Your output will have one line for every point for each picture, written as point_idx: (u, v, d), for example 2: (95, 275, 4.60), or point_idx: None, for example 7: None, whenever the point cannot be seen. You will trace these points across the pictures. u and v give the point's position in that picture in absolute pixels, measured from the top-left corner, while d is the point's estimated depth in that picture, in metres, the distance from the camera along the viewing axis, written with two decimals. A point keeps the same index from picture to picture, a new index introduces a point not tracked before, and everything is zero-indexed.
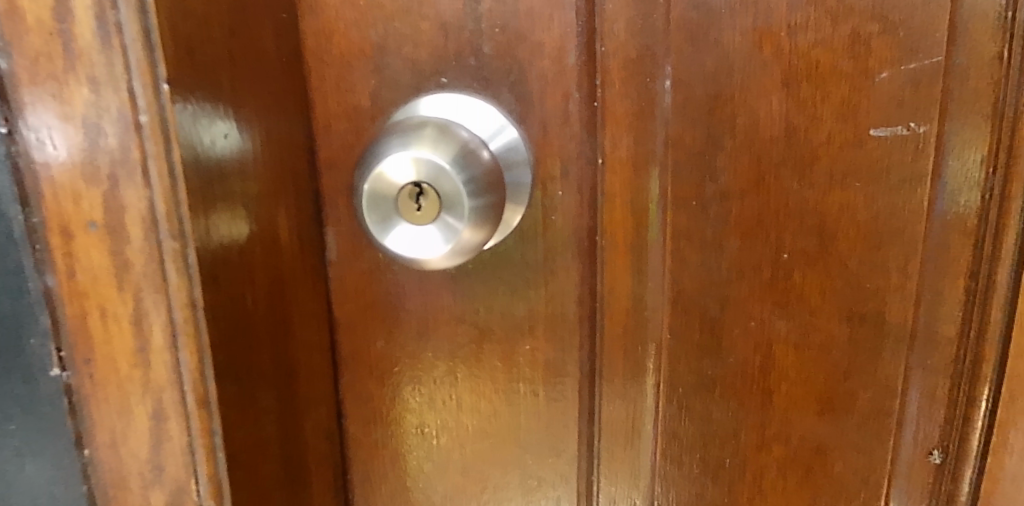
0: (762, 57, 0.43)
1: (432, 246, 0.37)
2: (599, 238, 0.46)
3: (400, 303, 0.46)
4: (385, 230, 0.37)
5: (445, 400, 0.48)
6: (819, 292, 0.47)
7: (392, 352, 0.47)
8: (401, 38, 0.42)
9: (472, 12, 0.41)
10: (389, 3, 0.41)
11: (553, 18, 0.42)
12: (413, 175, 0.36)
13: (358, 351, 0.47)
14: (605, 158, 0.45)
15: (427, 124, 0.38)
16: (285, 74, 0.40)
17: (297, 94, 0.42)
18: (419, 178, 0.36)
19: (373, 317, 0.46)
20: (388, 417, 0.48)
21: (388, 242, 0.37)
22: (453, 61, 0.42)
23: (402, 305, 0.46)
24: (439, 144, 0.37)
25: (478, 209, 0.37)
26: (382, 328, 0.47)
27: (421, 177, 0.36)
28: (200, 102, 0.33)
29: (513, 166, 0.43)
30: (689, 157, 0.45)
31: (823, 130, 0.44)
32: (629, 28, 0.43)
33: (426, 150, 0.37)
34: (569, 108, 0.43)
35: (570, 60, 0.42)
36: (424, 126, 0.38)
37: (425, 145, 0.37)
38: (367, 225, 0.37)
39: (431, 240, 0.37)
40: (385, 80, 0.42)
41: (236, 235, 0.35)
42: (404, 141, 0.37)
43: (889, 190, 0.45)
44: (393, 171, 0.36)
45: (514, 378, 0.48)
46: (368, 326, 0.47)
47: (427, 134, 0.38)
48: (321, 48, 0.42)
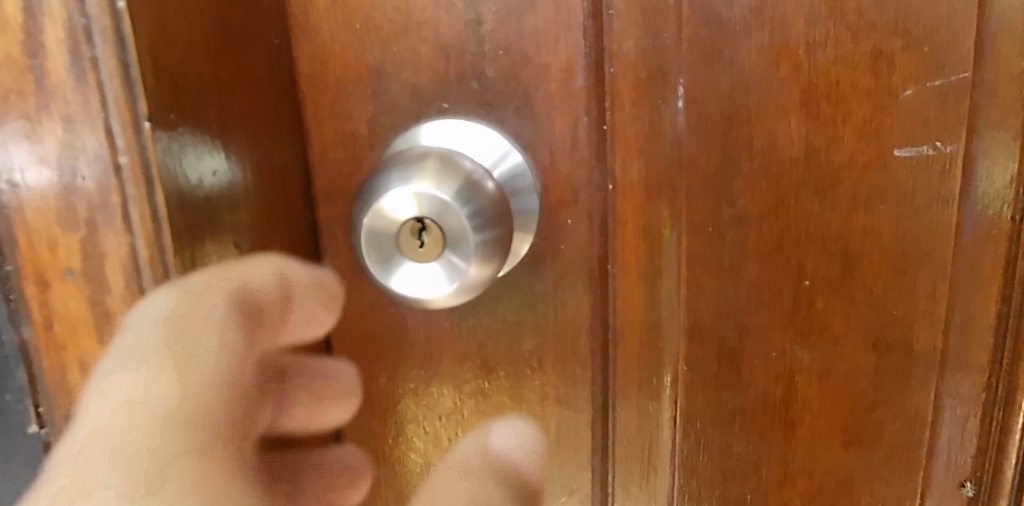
0: (780, 75, 0.41)
1: (436, 285, 0.35)
2: (611, 266, 0.44)
3: (402, 338, 0.44)
4: (386, 270, 0.35)
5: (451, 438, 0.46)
6: (843, 320, 0.45)
7: (395, 388, 0.45)
8: (400, 61, 0.40)
9: (474, 34, 0.39)
10: (386, 26, 0.39)
11: (560, 38, 0.40)
12: (414, 211, 0.34)
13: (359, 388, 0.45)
14: (616, 183, 0.43)
15: (428, 155, 0.36)
16: (278, 102, 0.39)
17: (291, 122, 0.40)
18: (421, 213, 0.34)
19: (374, 353, 0.44)
20: (391, 455, 0.46)
21: (389, 281, 0.35)
22: (456, 86, 0.40)
23: (405, 339, 0.44)
24: (443, 177, 0.35)
25: (485, 244, 0.35)
26: (385, 364, 0.45)
27: (423, 212, 0.34)
28: (185, 137, 0.30)
29: (519, 193, 0.41)
30: (705, 180, 0.43)
31: (845, 150, 0.42)
32: (639, 47, 0.41)
33: (428, 183, 0.35)
34: (579, 133, 0.41)
35: (578, 82, 0.40)
36: (426, 156, 0.36)
37: (427, 179, 0.35)
38: (367, 264, 0.36)
39: (435, 279, 0.35)
40: (384, 105, 0.40)
41: None
42: (406, 173, 0.35)
43: (915, 212, 0.43)
44: (394, 206, 0.35)
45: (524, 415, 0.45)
46: (369, 361, 0.45)
47: (429, 165, 0.36)
48: (317, 73, 0.40)
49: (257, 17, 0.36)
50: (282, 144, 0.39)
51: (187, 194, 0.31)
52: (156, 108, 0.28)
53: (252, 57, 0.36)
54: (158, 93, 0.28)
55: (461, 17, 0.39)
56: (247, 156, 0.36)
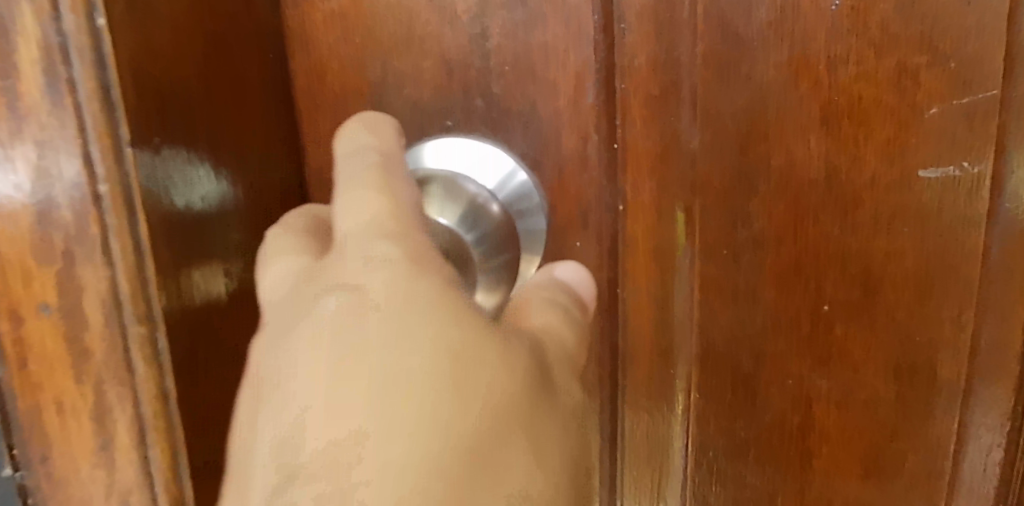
0: (799, 92, 0.39)
1: None
2: (621, 289, 0.42)
3: None
4: None
5: None
6: (864, 347, 0.43)
7: None
8: (403, 77, 0.38)
9: (479, 48, 0.38)
10: (387, 39, 0.38)
11: (570, 53, 0.38)
12: None
13: None
14: (626, 204, 0.41)
15: (434, 180, 0.37)
16: (273, 118, 0.37)
17: (287, 139, 0.39)
18: None
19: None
20: None
21: None
22: (460, 103, 0.38)
23: None
24: (444, 201, 0.36)
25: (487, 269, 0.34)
26: None
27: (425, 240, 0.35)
28: (175, 151, 0.29)
29: (526, 213, 0.39)
30: (720, 200, 0.41)
31: (866, 170, 0.40)
32: (652, 62, 0.39)
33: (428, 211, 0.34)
34: (588, 152, 0.39)
35: (588, 99, 0.38)
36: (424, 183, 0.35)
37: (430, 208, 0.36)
38: None
39: None
40: None
41: (215, 294, 0.32)
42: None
43: (940, 234, 0.41)
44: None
45: None
46: None
47: (433, 193, 0.36)
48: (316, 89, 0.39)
49: (250, 32, 0.35)
50: (279, 164, 0.38)
51: (175, 220, 0.29)
52: (137, 131, 0.26)
53: (245, 75, 0.34)
54: (139, 115, 0.26)
55: (465, 31, 0.37)
56: (240, 178, 0.34)
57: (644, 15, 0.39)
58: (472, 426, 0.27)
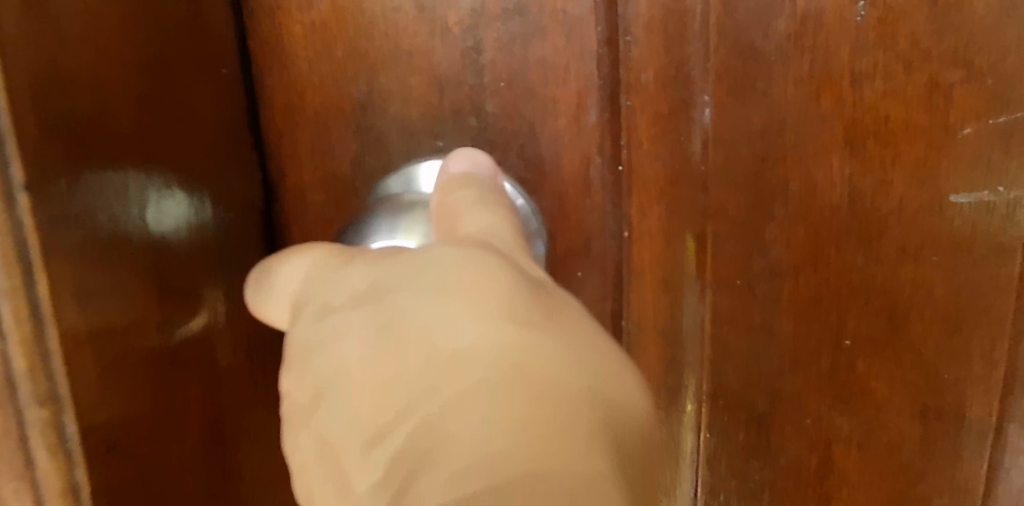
0: (821, 110, 0.36)
1: None
2: (626, 322, 0.39)
3: None
4: None
5: None
6: (888, 385, 0.39)
7: None
8: (389, 94, 0.35)
9: (472, 63, 0.35)
10: (373, 53, 0.35)
11: (571, 68, 0.35)
12: None
13: None
14: (632, 230, 0.38)
15: (416, 204, 0.34)
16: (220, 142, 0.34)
17: (241, 164, 0.36)
18: None
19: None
20: None
21: None
22: (450, 122, 0.35)
23: None
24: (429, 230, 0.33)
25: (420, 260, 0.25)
26: None
27: None
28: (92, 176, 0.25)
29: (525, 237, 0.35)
30: (733, 227, 0.38)
31: (894, 194, 0.37)
32: (660, 77, 0.36)
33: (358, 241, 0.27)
34: (590, 175, 0.36)
35: (590, 118, 0.35)
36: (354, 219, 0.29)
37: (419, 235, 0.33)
38: None
39: None
40: (369, 142, 0.36)
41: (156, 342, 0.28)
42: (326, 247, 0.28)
43: (972, 264, 0.37)
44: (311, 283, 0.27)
45: None
46: None
47: (419, 217, 0.33)
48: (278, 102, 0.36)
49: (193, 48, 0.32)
50: (226, 186, 0.35)
51: (102, 251, 0.25)
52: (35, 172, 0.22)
53: (186, 93, 0.31)
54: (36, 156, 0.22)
55: (458, 44, 0.35)
56: (178, 212, 0.31)
57: (651, 26, 0.36)
58: (515, 334, 0.23)
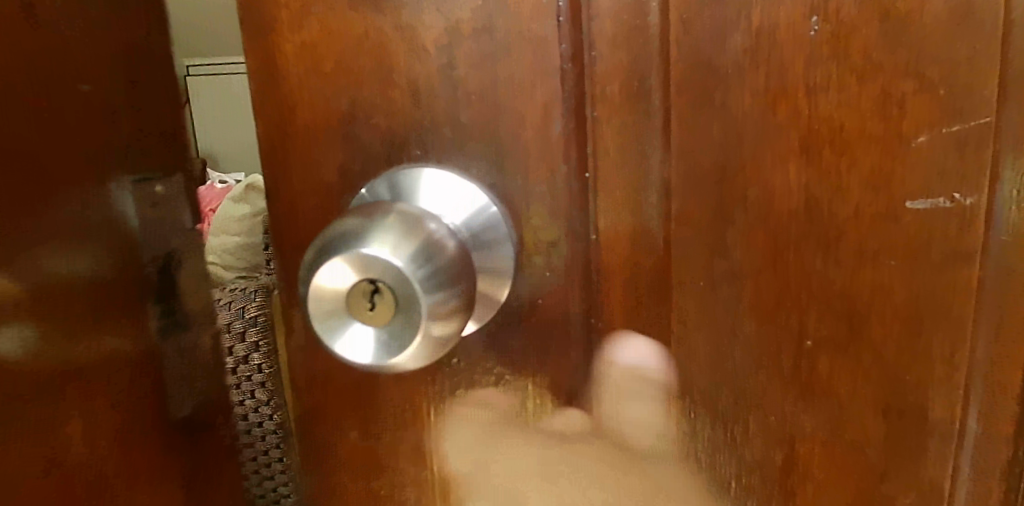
0: (777, 121, 0.38)
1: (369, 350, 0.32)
2: (595, 321, 0.41)
3: (374, 392, 0.42)
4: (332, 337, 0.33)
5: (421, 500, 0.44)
6: (851, 385, 0.41)
7: (372, 446, 0.43)
8: (371, 108, 0.38)
9: (446, 78, 0.38)
10: (356, 70, 0.38)
11: (536, 83, 0.37)
12: (368, 272, 0.32)
13: (327, 444, 0.43)
14: (599, 233, 0.40)
15: (390, 213, 0.35)
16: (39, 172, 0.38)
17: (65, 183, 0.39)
18: (376, 275, 0.32)
19: (344, 408, 0.42)
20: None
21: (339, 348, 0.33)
22: (428, 133, 0.38)
23: (376, 395, 0.42)
24: (401, 240, 0.33)
25: (435, 285, 0.33)
26: (357, 420, 0.42)
27: (379, 276, 0.32)
28: None
29: (493, 245, 0.38)
30: (696, 231, 0.40)
31: (850, 200, 0.39)
32: (624, 90, 0.39)
33: (383, 238, 0.33)
34: (556, 184, 0.39)
35: (556, 128, 0.38)
36: (382, 214, 0.34)
37: (384, 243, 0.33)
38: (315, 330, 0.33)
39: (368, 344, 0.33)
40: (354, 152, 0.39)
41: None
42: (347, 241, 0.33)
43: (932, 269, 0.39)
44: (327, 283, 0.32)
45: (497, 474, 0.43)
46: (338, 415, 0.42)
47: (389, 224, 0.34)
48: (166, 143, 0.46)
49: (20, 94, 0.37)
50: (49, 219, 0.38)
51: None
52: None
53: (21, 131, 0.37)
54: None
55: (432, 62, 0.38)
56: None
57: (614, 43, 0.38)
58: None
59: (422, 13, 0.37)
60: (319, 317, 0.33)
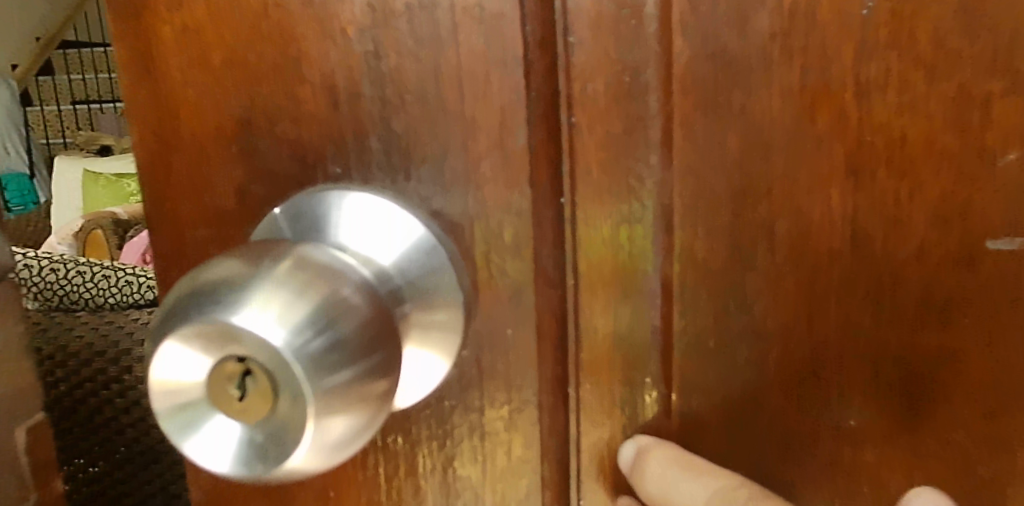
0: (816, 131, 0.29)
1: (243, 452, 0.24)
2: (572, 389, 0.31)
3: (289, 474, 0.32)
4: (197, 428, 0.25)
5: None
6: (904, 478, 0.31)
7: None
8: (275, 112, 0.29)
9: (371, 72, 0.28)
10: (254, 61, 0.29)
11: (492, 79, 0.28)
12: (236, 347, 0.24)
13: None
14: (579, 277, 0.30)
15: (284, 257, 0.26)
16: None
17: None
18: (245, 352, 0.24)
19: (254, 491, 0.33)
20: None
21: (196, 444, 0.25)
22: (351, 145, 0.29)
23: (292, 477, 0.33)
24: (290, 299, 0.24)
25: (328, 368, 0.24)
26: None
27: (250, 352, 0.24)
28: None
29: (434, 297, 0.29)
30: (703, 276, 0.30)
31: (912, 238, 0.29)
32: (611, 90, 0.29)
33: (260, 301, 0.24)
34: (521, 211, 0.29)
35: (518, 139, 0.28)
36: (271, 260, 0.25)
37: (266, 303, 0.24)
38: (170, 417, 0.25)
39: (242, 441, 0.25)
40: (255, 169, 0.30)
41: None
42: (213, 299, 0.24)
43: (1020, 332, 0.29)
44: (187, 360, 0.24)
45: None
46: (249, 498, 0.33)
47: (277, 275, 0.25)
48: None
49: None
50: None
51: None
52: None
53: None
54: None
55: (351, 50, 0.28)
56: None
57: (598, 25, 0.28)
58: None
59: None
60: (181, 405, 0.25)
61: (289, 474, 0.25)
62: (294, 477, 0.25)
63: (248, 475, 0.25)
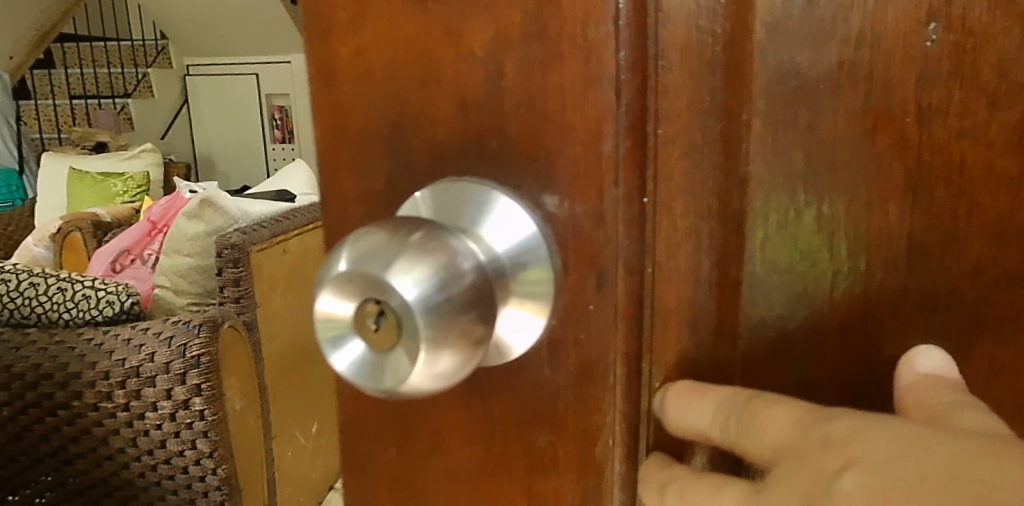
0: (877, 151, 0.33)
1: (371, 371, 0.31)
2: (645, 364, 0.35)
3: (410, 410, 0.38)
4: (336, 349, 0.32)
5: None
6: None
7: (407, 467, 0.39)
8: (419, 116, 0.36)
9: (493, 86, 0.35)
10: (407, 75, 0.36)
11: (589, 94, 0.33)
12: (376, 292, 0.31)
13: (366, 457, 0.40)
14: (656, 266, 0.34)
15: (419, 228, 0.32)
16: None
17: None
18: (382, 296, 0.30)
19: (384, 421, 0.39)
20: None
21: (335, 362, 0.32)
22: (474, 146, 0.36)
23: (415, 415, 0.38)
24: (421, 261, 0.31)
25: (443, 317, 0.31)
26: (395, 437, 0.39)
27: (385, 296, 0.30)
28: None
29: (528, 272, 0.34)
30: (772, 268, 0.35)
31: (970, 255, 0.34)
32: (694, 105, 0.33)
33: (402, 260, 0.31)
34: (603, 207, 0.34)
35: (606, 146, 0.33)
36: (408, 230, 0.32)
37: (401, 262, 0.31)
38: (320, 337, 0.32)
39: (370, 363, 0.31)
40: (401, 161, 0.38)
41: None
42: (363, 255, 0.31)
43: None
44: (340, 295, 0.31)
45: None
46: (379, 427, 0.39)
47: (412, 241, 0.31)
48: None
49: None
50: None
51: None
52: None
53: None
54: None
55: (480, 68, 0.35)
56: None
57: (686, 50, 0.33)
58: None
59: (472, 15, 0.34)
60: (329, 331, 0.32)
61: (403, 395, 0.31)
62: (406, 396, 0.32)
63: (373, 390, 0.31)
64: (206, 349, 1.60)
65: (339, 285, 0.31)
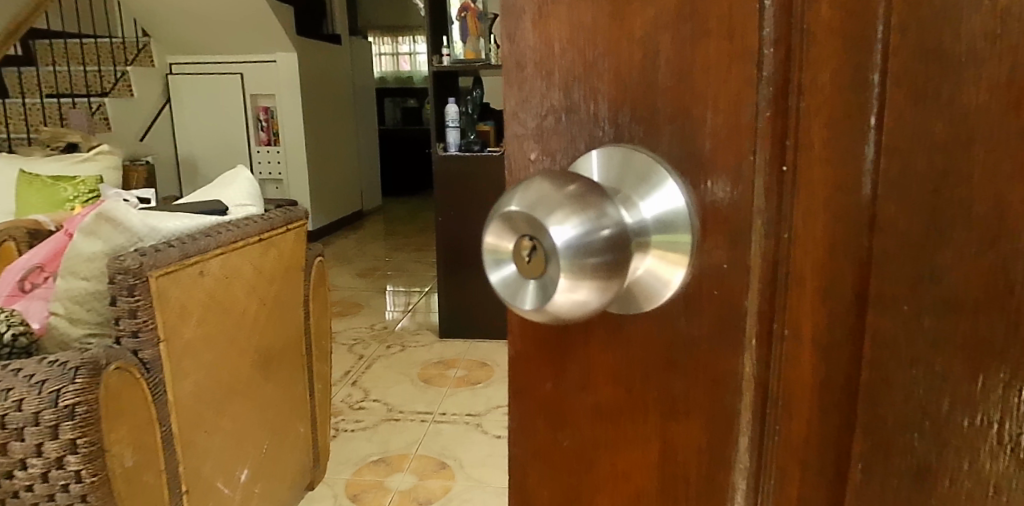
0: (1020, 125, 0.31)
1: (518, 292, 0.34)
2: (777, 325, 0.37)
3: (564, 353, 0.42)
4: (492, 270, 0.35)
5: (590, 469, 0.42)
6: None
7: (560, 400, 0.42)
8: (573, 89, 0.39)
9: (646, 61, 0.37)
10: (565, 52, 0.39)
11: (732, 68, 0.36)
12: (531, 228, 0.33)
13: (525, 387, 0.44)
14: (792, 232, 0.36)
15: (576, 181, 0.35)
16: None
17: None
18: (535, 231, 0.33)
19: (539, 359, 0.43)
20: (526, 454, 0.44)
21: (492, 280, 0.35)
22: (624, 117, 0.38)
23: (568, 357, 0.42)
24: (575, 207, 0.33)
25: (585, 258, 0.33)
26: (551, 372, 0.43)
27: (539, 231, 0.33)
28: None
29: (672, 230, 0.36)
30: (903, 239, 0.34)
31: None
32: (837, 79, 0.35)
33: (557, 206, 0.33)
34: (743, 171, 0.36)
35: (748, 115, 0.36)
36: (567, 180, 0.34)
37: (557, 206, 0.33)
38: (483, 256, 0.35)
39: (518, 287, 0.34)
40: (556, 130, 0.40)
41: None
42: (525, 195, 0.34)
43: None
44: (500, 224, 0.34)
45: (664, 466, 0.40)
46: (537, 363, 0.43)
47: (568, 191, 0.34)
48: None
49: None
50: None
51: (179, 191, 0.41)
52: None
53: None
54: None
55: (633, 44, 0.37)
56: None
57: (831, 28, 0.35)
58: None
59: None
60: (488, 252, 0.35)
61: (542, 315, 0.34)
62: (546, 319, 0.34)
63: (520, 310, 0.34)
64: (78, 396, 1.39)
65: (501, 216, 0.34)
